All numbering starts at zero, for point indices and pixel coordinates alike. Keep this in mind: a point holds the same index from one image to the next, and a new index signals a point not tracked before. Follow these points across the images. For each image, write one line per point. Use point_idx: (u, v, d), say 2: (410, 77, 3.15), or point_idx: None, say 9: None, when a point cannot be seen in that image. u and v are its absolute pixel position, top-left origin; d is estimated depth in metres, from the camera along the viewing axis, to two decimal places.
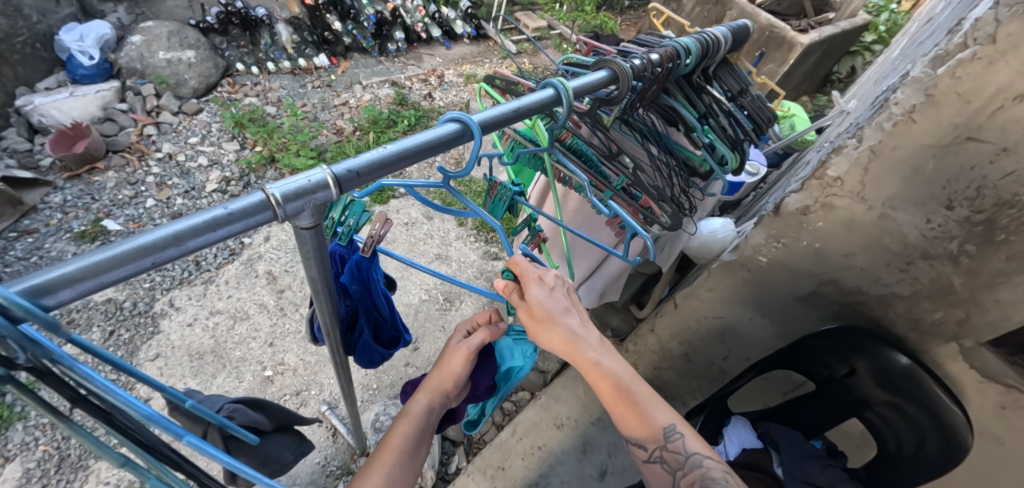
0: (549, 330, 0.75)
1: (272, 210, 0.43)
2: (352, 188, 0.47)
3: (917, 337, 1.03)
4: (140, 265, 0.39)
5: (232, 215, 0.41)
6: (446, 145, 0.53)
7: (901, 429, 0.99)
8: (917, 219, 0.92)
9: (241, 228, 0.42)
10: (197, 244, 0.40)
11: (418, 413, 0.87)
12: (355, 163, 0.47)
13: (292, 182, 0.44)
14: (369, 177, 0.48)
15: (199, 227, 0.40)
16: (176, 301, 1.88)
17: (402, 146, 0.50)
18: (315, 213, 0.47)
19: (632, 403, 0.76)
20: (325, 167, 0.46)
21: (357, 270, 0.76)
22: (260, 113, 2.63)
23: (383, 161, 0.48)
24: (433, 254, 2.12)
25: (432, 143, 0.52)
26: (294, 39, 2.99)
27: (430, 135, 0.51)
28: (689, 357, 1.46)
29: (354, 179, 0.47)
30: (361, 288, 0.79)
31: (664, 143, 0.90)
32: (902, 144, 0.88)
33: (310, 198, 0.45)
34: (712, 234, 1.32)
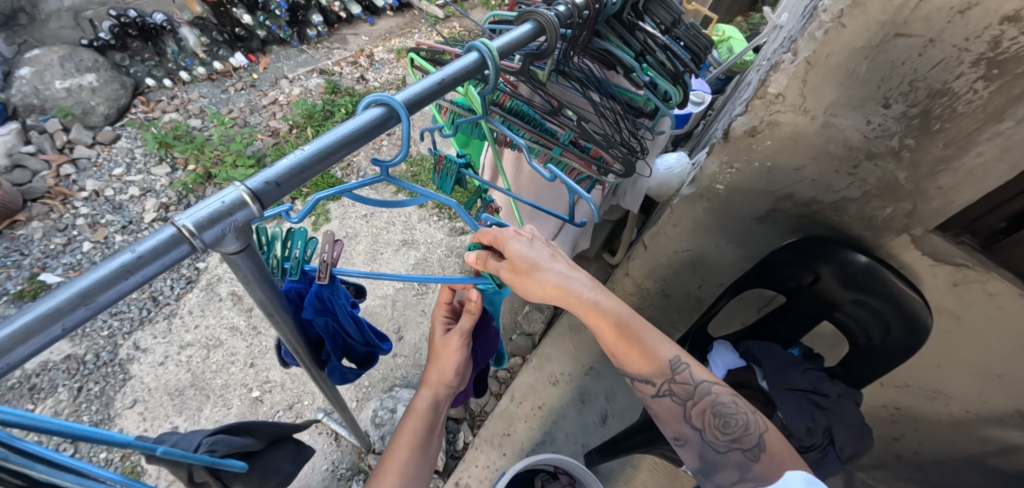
0: (540, 279, 0.71)
1: (189, 242, 0.39)
2: (274, 201, 0.43)
3: (871, 234, 1.08)
4: (50, 334, 0.35)
5: (142, 259, 0.37)
6: (371, 133, 0.48)
7: (868, 322, 1.04)
8: (858, 122, 0.94)
9: (158, 269, 0.38)
10: (108, 298, 0.37)
11: (426, 408, 0.88)
12: (271, 173, 0.42)
13: (203, 208, 0.39)
14: (290, 185, 0.44)
15: (106, 279, 0.36)
16: (141, 343, 1.80)
17: (319, 145, 0.45)
18: (241, 236, 0.43)
19: (636, 340, 0.78)
20: (239, 184, 0.41)
21: (317, 301, 0.72)
22: (184, 128, 2.46)
23: (303, 166, 0.43)
24: (398, 240, 2.07)
25: (357, 134, 0.47)
26: (203, 42, 2.76)
27: (350, 125, 0.47)
28: (665, 292, 1.51)
29: (273, 190, 0.43)
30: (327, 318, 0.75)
31: (605, 88, 0.87)
32: (835, 51, 0.87)
33: (229, 221, 0.41)
34: (668, 171, 1.31)
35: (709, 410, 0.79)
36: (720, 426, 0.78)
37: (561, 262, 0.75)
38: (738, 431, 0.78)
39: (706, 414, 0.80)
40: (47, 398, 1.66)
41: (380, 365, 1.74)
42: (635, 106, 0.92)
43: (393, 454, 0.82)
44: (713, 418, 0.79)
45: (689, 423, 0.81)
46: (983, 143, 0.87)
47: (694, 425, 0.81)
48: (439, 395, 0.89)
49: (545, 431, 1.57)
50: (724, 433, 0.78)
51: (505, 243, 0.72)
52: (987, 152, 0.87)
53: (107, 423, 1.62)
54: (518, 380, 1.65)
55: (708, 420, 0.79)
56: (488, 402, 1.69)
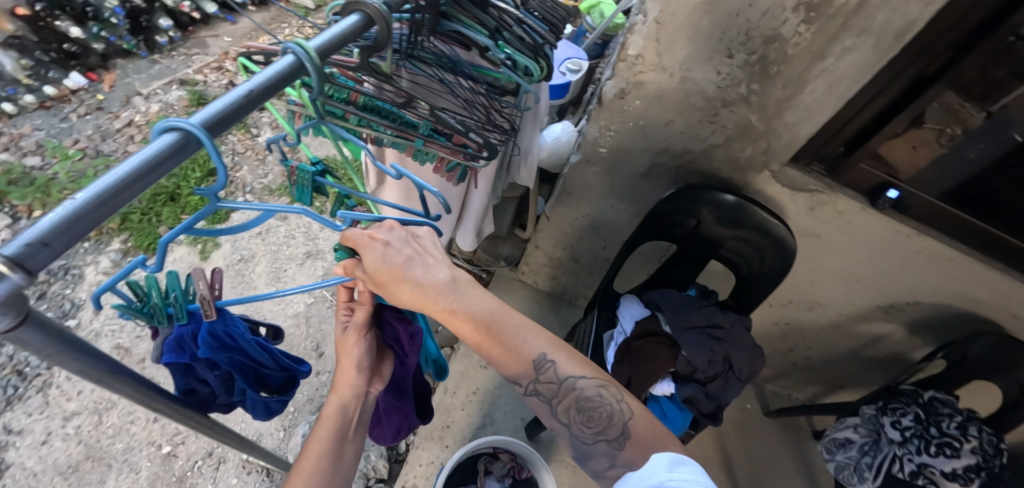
0: (395, 288, 0.66)
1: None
2: (45, 264, 0.34)
3: (739, 175, 1.18)
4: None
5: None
6: (168, 164, 0.40)
7: (748, 254, 1.15)
8: (710, 74, 1.00)
9: None
10: None
11: (335, 413, 0.80)
12: (32, 232, 0.33)
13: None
14: (63, 244, 0.35)
15: None
16: (14, 424, 1.56)
17: (94, 191, 0.36)
18: (6, 313, 0.35)
19: (502, 342, 0.74)
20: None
21: (213, 339, 0.65)
22: (19, 170, 2.11)
23: (77, 218, 0.35)
24: (302, 254, 1.95)
25: (148, 166, 0.39)
26: (25, 65, 2.37)
27: (136, 157, 0.38)
28: (575, 257, 1.56)
29: (41, 252, 0.34)
30: (231, 353, 0.69)
31: (462, 70, 0.85)
32: (678, 9, 0.91)
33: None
34: (556, 140, 1.34)
35: (575, 405, 0.79)
36: (585, 418, 0.78)
37: (424, 265, 0.69)
38: (602, 422, 0.77)
39: (572, 408, 0.79)
40: None
41: (303, 388, 1.65)
42: (498, 86, 0.90)
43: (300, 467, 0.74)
44: (578, 413, 0.79)
45: (557, 418, 0.80)
46: (814, 80, 0.96)
47: (560, 420, 0.80)
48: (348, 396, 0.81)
49: (484, 414, 1.58)
50: (590, 425, 0.78)
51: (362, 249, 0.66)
52: (818, 88, 0.97)
53: None
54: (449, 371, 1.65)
55: (574, 415, 0.79)
56: None
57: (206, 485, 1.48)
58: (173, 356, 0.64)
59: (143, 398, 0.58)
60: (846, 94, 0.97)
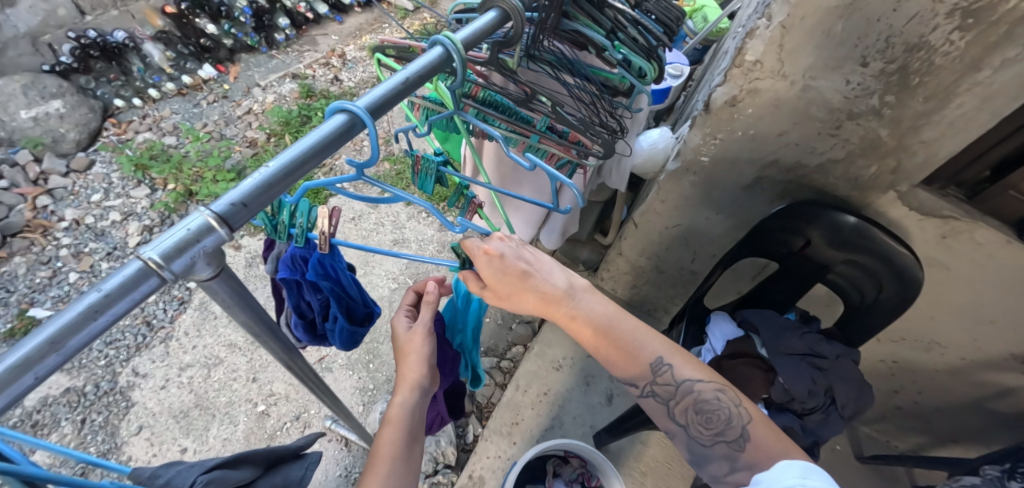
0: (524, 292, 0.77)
1: (157, 273, 0.39)
2: (241, 222, 0.43)
3: (858, 194, 1.09)
4: (23, 384, 0.35)
5: (111, 297, 0.37)
6: (338, 142, 0.48)
7: (860, 280, 1.05)
8: (838, 83, 0.93)
9: (131, 305, 0.38)
10: (80, 340, 0.36)
11: (402, 413, 0.81)
12: (236, 195, 0.42)
13: (168, 238, 0.39)
14: (257, 205, 0.43)
15: (75, 322, 0.36)
16: (140, 369, 1.78)
17: (282, 163, 0.44)
18: (212, 261, 0.43)
19: (619, 344, 0.80)
20: (202, 209, 0.41)
21: (320, 267, 0.73)
22: (159, 148, 2.41)
23: (268, 185, 0.43)
24: (389, 241, 2.05)
25: (321, 144, 0.46)
26: (169, 57, 2.69)
27: (313, 135, 0.46)
28: (660, 268, 1.51)
29: (240, 212, 0.42)
30: (332, 283, 0.77)
31: (578, 70, 0.85)
32: (809, 12, 0.86)
33: (196, 248, 0.41)
34: (653, 146, 1.26)
35: (692, 407, 0.80)
36: (703, 421, 0.80)
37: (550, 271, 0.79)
38: (720, 425, 0.79)
39: (689, 412, 0.81)
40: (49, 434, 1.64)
41: (382, 367, 1.73)
42: (611, 85, 0.90)
43: (375, 467, 0.75)
44: (696, 415, 0.80)
45: (674, 420, 0.82)
46: (963, 93, 0.86)
47: (678, 422, 0.82)
48: (416, 397, 0.83)
49: (553, 416, 1.58)
50: (708, 427, 0.79)
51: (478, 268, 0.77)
52: (968, 102, 0.87)
53: (114, 452, 1.61)
54: (521, 369, 1.67)
55: (692, 417, 0.81)
56: (493, 394, 1.67)
57: None
58: (286, 272, 0.72)
59: (285, 356, 0.66)
60: (1002, 111, 0.86)
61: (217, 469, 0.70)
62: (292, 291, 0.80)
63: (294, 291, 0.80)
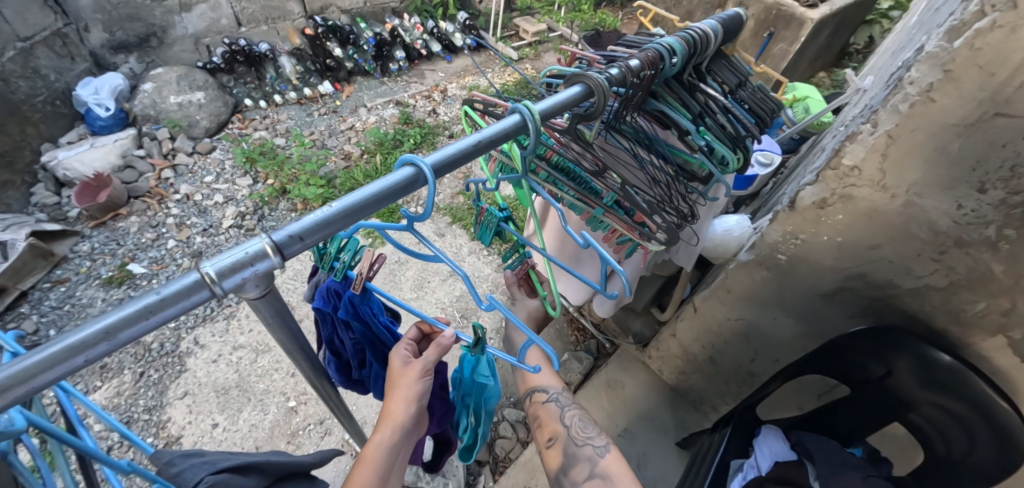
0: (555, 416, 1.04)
1: (209, 287, 0.41)
2: (295, 253, 0.45)
3: (958, 330, 0.93)
4: (72, 364, 0.38)
5: (165, 301, 0.40)
6: (403, 192, 0.50)
7: (952, 432, 0.90)
8: (947, 205, 0.84)
9: (178, 311, 0.41)
10: (130, 335, 0.39)
11: (379, 455, 0.77)
12: (296, 228, 0.44)
13: (227, 257, 0.42)
14: (313, 240, 0.46)
15: (129, 318, 0.39)
16: (200, 339, 1.92)
17: (345, 204, 0.47)
18: (261, 283, 0.46)
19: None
20: (263, 236, 0.43)
21: (351, 306, 0.75)
22: (269, 146, 2.69)
23: (326, 222, 0.45)
24: (447, 271, 2.11)
25: (386, 192, 0.49)
26: (297, 70, 3.03)
27: (381, 182, 0.48)
28: (714, 360, 1.41)
29: (296, 244, 0.45)
30: (362, 325, 0.79)
31: (656, 148, 0.85)
32: (922, 126, 0.80)
33: (249, 270, 0.43)
34: (727, 232, 1.23)
35: None
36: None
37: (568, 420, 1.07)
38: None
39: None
40: (112, 378, 1.80)
41: None
42: (688, 169, 0.89)
43: None
44: None
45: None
46: None
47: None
48: (397, 437, 0.77)
49: None
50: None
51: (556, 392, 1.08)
52: None
53: (157, 410, 1.73)
54: None
55: None
56: (512, 449, 1.63)
57: (309, 449, 1.63)
58: (320, 303, 0.76)
59: (314, 376, 0.67)
60: None
61: (226, 471, 0.71)
62: (327, 324, 0.83)
63: (328, 325, 0.83)
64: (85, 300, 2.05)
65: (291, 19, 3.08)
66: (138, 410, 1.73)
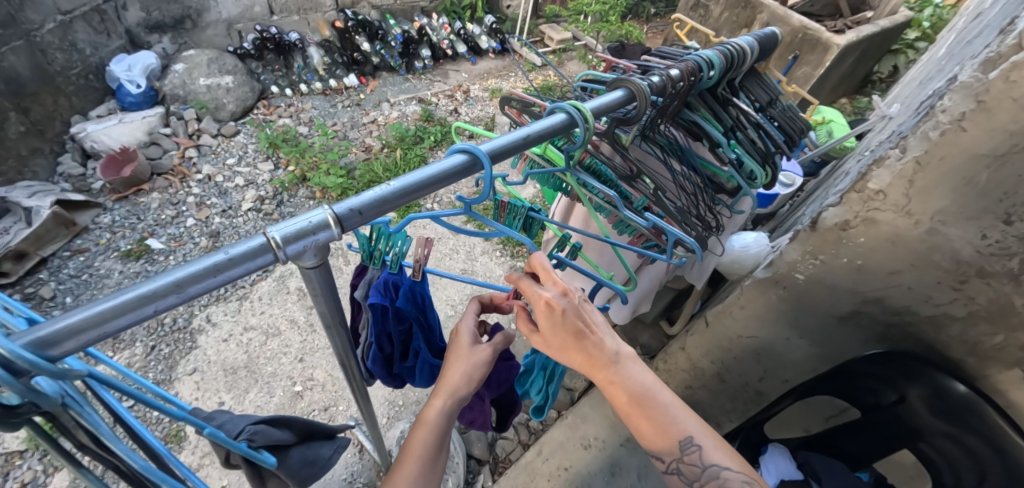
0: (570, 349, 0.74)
1: (273, 252, 0.44)
2: (353, 227, 0.47)
3: (974, 362, 0.93)
4: (142, 313, 0.40)
5: (232, 261, 0.42)
6: (457, 177, 0.52)
7: (962, 463, 0.89)
8: (971, 235, 0.83)
9: (242, 272, 0.43)
10: (196, 290, 0.41)
11: (436, 419, 0.76)
12: (356, 202, 0.46)
13: (292, 224, 0.44)
14: (371, 215, 0.48)
15: (198, 274, 0.41)
16: (213, 317, 1.95)
17: (402, 184, 0.49)
18: (318, 254, 0.48)
19: (649, 414, 0.74)
20: (326, 207, 0.46)
21: (410, 294, 0.78)
22: (292, 133, 2.73)
23: (384, 199, 0.47)
24: (458, 269, 2.12)
25: (440, 176, 0.51)
26: (325, 62, 3.09)
27: (437, 166, 0.51)
28: (724, 376, 1.37)
29: (354, 217, 0.47)
30: (418, 311, 0.81)
31: (687, 159, 0.86)
32: (950, 154, 0.80)
33: (310, 239, 0.45)
34: (744, 249, 1.23)
35: None
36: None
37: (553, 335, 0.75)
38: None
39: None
40: (124, 349, 1.83)
41: (416, 387, 1.74)
42: (717, 182, 0.90)
43: (401, 468, 0.73)
44: None
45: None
46: None
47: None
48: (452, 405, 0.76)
49: None
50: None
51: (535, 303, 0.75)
52: None
53: (166, 384, 1.75)
54: (548, 434, 1.58)
55: None
56: (513, 450, 1.66)
57: None
58: (378, 297, 0.76)
59: (343, 355, 0.69)
60: None
61: (263, 423, 0.72)
62: (376, 320, 0.82)
63: (376, 321, 0.82)
64: (103, 271, 2.09)
65: (322, 11, 3.13)
66: (147, 382, 1.75)
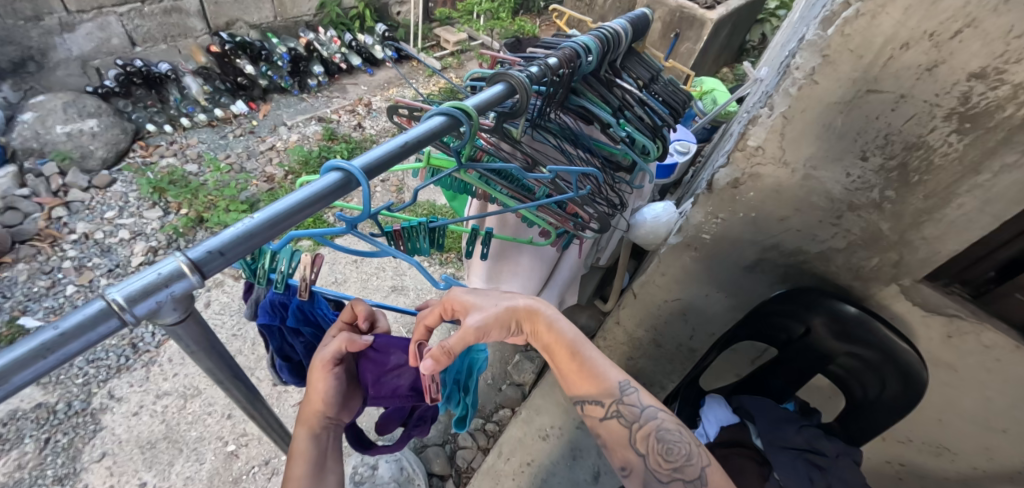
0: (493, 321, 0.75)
1: (118, 316, 0.39)
2: (215, 271, 0.43)
3: (859, 285, 1.03)
4: None
5: (65, 336, 0.36)
6: (332, 198, 0.49)
7: (864, 375, 1.00)
8: (838, 175, 0.91)
9: (82, 346, 0.38)
10: (24, 378, 0.36)
11: (307, 447, 0.74)
12: (215, 242, 0.42)
13: (137, 280, 0.39)
14: (234, 254, 0.44)
15: (22, 360, 0.35)
16: (116, 391, 1.74)
17: (268, 215, 0.45)
18: (179, 306, 0.43)
19: (583, 362, 0.80)
20: (178, 254, 0.41)
21: (300, 313, 0.75)
22: (180, 173, 2.49)
23: (248, 235, 0.43)
24: (387, 287, 2.06)
25: (314, 197, 0.47)
26: (205, 90, 2.83)
27: (310, 188, 0.47)
28: (658, 342, 1.44)
29: (215, 259, 0.43)
30: (313, 329, 0.79)
31: (582, 143, 0.89)
32: (810, 106, 0.87)
33: (164, 293, 0.41)
34: (656, 220, 1.28)
35: (653, 435, 0.79)
36: (663, 452, 0.77)
37: (488, 302, 0.76)
38: (680, 459, 0.75)
39: (650, 440, 0.79)
40: (10, 451, 1.58)
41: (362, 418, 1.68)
42: (614, 161, 0.94)
43: None
44: (657, 443, 0.78)
45: (634, 448, 0.81)
46: (963, 194, 0.83)
47: (638, 450, 0.80)
48: (319, 425, 0.75)
49: None
50: (667, 460, 0.76)
51: (454, 300, 0.77)
52: (968, 203, 0.84)
53: (71, 478, 1.53)
54: (506, 434, 1.57)
55: (652, 445, 0.79)
56: (474, 458, 1.65)
57: None
58: (265, 317, 0.74)
59: (248, 404, 0.63)
60: (1004, 214, 0.82)
61: None
62: (275, 336, 0.81)
63: (276, 336, 0.81)
64: None
65: (194, 37, 2.89)
66: (46, 482, 1.52)
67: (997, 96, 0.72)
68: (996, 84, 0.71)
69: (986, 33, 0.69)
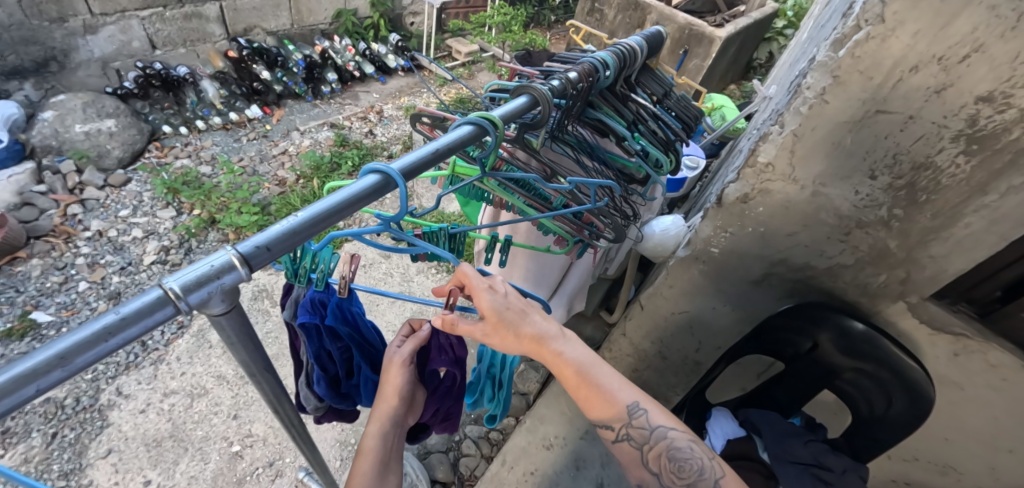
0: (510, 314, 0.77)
1: (174, 304, 0.41)
2: (262, 264, 0.45)
3: (867, 301, 1.04)
4: (22, 394, 0.36)
5: (125, 321, 0.38)
6: (370, 198, 0.51)
7: (869, 390, 1.00)
8: (847, 192, 0.93)
9: (139, 331, 0.40)
10: (86, 360, 0.38)
11: (375, 445, 0.82)
12: (263, 238, 0.45)
13: (192, 271, 0.41)
14: (280, 249, 0.46)
15: (84, 342, 0.37)
16: (124, 388, 1.75)
17: (310, 213, 0.47)
18: (226, 298, 0.45)
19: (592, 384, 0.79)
20: (229, 248, 0.43)
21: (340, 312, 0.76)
22: (193, 175, 2.53)
23: (294, 231, 0.46)
24: (395, 292, 2.07)
25: (354, 198, 0.50)
26: (221, 94, 2.90)
27: (349, 190, 0.50)
28: (663, 354, 1.45)
29: (263, 254, 0.45)
30: (350, 329, 0.80)
31: (597, 155, 0.92)
32: (819, 124, 0.89)
33: (215, 283, 0.43)
34: (664, 232, 1.30)
35: (664, 454, 0.80)
36: (675, 470, 0.79)
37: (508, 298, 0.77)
38: (693, 475, 0.77)
39: (662, 458, 0.80)
40: (17, 444, 1.59)
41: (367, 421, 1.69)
42: (627, 174, 0.96)
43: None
44: (669, 462, 0.80)
45: (648, 467, 0.82)
46: (970, 214, 0.85)
47: (651, 469, 0.81)
48: (388, 426, 0.83)
49: None
50: (680, 477, 0.78)
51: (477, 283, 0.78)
52: (975, 223, 0.85)
53: (76, 473, 1.54)
54: (510, 442, 1.57)
55: (665, 464, 0.80)
56: (477, 466, 1.65)
57: None
58: (307, 316, 0.73)
59: (274, 399, 0.64)
60: (1009, 235, 0.84)
61: None
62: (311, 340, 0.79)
63: (311, 341, 0.79)
64: None
65: (212, 42, 2.95)
66: (51, 477, 1.53)
67: (1004, 119, 0.74)
68: (1003, 107, 0.73)
69: (993, 57, 0.71)
